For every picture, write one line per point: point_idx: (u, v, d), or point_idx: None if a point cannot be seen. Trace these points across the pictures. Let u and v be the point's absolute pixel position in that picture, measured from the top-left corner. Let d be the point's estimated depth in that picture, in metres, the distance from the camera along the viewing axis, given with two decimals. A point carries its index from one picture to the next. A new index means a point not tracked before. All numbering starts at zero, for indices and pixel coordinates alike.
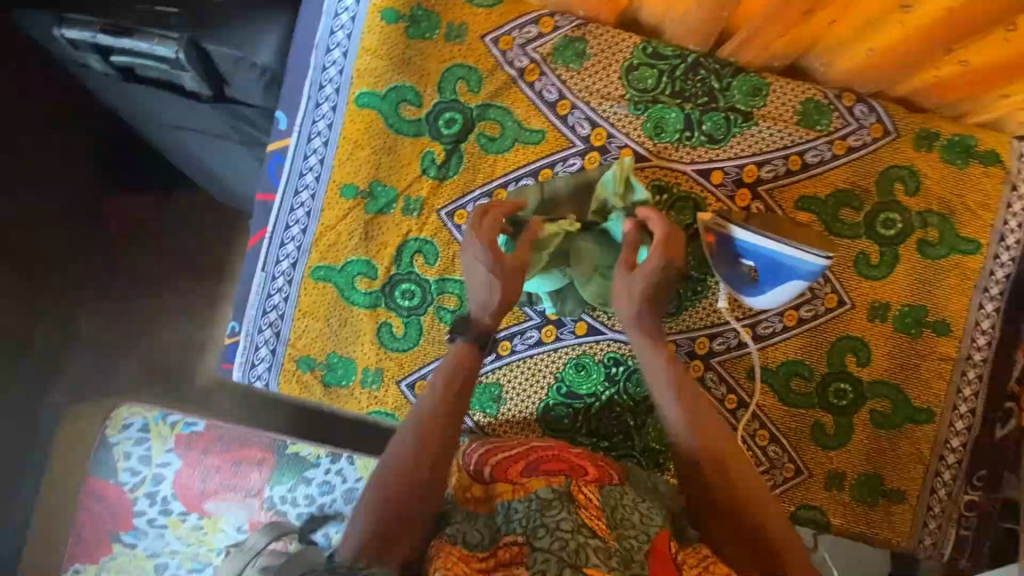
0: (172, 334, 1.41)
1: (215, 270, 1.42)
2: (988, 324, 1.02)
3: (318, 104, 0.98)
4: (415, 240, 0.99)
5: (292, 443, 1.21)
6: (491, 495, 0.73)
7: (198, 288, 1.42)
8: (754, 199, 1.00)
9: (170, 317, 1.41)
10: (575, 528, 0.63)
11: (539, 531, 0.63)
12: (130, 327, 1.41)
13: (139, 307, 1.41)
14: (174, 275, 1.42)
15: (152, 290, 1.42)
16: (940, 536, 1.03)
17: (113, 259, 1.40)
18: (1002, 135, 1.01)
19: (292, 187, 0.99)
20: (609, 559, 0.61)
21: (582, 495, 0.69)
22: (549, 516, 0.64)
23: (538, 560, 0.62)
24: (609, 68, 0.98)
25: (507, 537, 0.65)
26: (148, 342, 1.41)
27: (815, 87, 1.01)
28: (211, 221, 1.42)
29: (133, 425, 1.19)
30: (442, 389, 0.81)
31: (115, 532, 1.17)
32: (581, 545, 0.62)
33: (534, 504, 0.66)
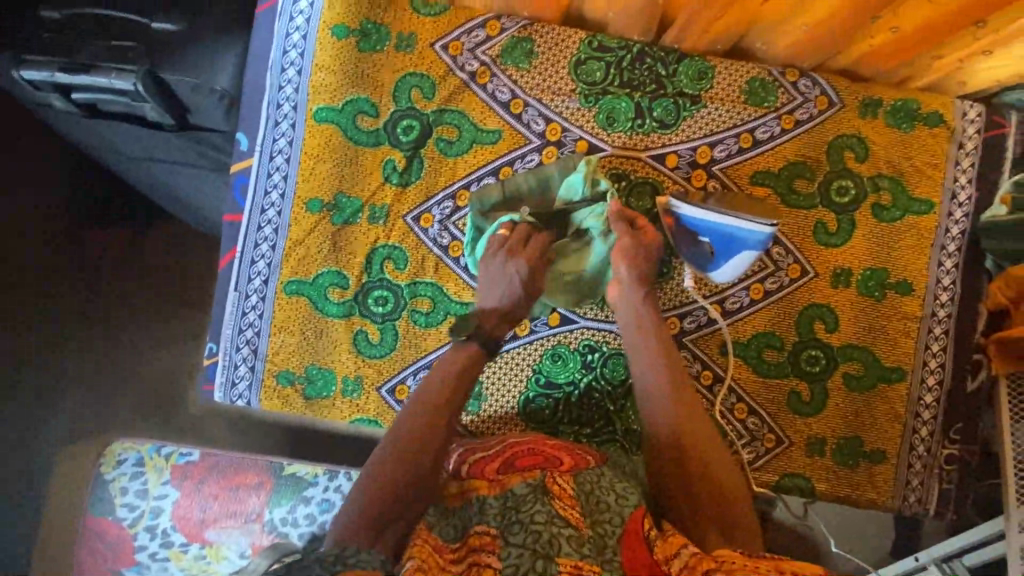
0: (159, 364, 1.42)
1: (195, 297, 1.43)
2: (949, 280, 1.05)
3: (277, 122, 1.00)
4: (384, 246, 1.01)
5: (289, 464, 1.22)
6: (464, 491, 0.75)
7: (180, 316, 1.43)
8: (710, 179, 1.03)
9: (154, 347, 1.42)
10: (548, 519, 0.65)
11: (513, 527, 0.65)
12: (116, 361, 1.41)
13: (122, 339, 1.42)
14: (154, 305, 1.42)
15: (134, 321, 1.42)
16: (923, 493, 1.05)
17: (91, 294, 1.41)
18: (943, 98, 1.05)
19: (257, 206, 1.00)
20: (581, 547, 0.63)
21: (556, 486, 0.70)
22: (524, 511, 0.67)
23: (512, 555, 0.63)
24: (557, 65, 1.01)
25: (480, 528, 0.68)
26: (135, 373, 1.41)
27: (758, 66, 1.04)
28: (187, 248, 1.43)
29: (127, 460, 1.20)
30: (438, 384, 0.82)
31: (117, 569, 1.16)
32: (554, 535, 0.63)
33: (510, 500, 0.69)
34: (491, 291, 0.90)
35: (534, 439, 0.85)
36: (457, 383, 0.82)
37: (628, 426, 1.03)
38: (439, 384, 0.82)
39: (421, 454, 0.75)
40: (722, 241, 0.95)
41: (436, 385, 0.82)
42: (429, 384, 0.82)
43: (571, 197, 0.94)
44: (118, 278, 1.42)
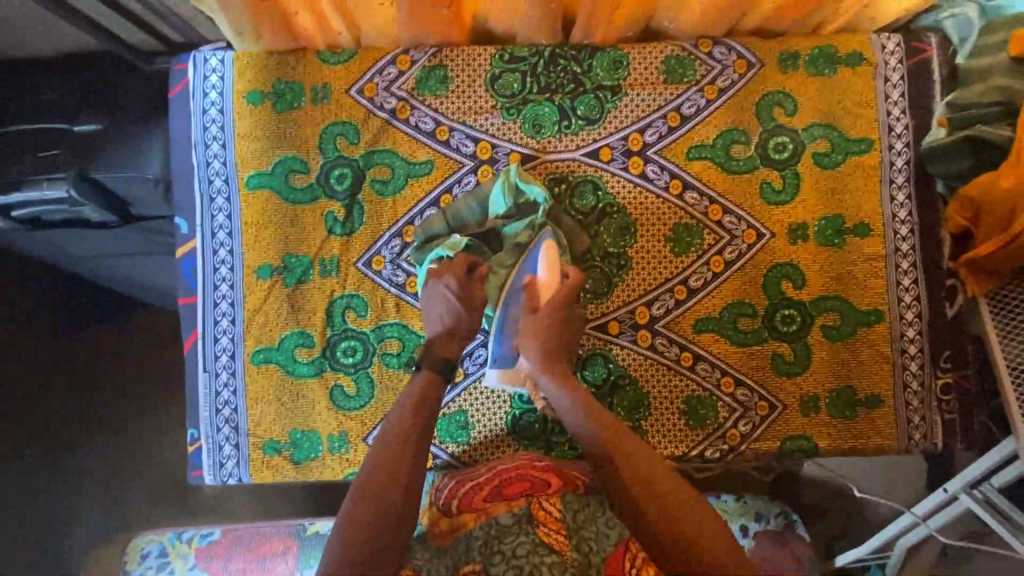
0: (160, 455, 1.42)
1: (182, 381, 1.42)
2: (906, 213, 1.04)
3: (211, 199, 1.00)
4: (342, 297, 1.01)
5: (311, 524, 1.22)
6: (455, 527, 0.80)
7: (171, 404, 1.42)
8: (648, 164, 1.03)
9: (154, 439, 1.42)
10: (532, 549, 0.70)
11: (495, 558, 0.70)
12: (119, 459, 1.41)
13: (120, 439, 1.41)
14: (145, 398, 1.42)
15: (128, 418, 1.42)
16: (927, 428, 1.04)
17: (83, 399, 1.41)
18: (859, 35, 1.05)
19: (209, 284, 1.00)
20: (564, 571, 0.68)
21: (541, 512, 0.76)
22: (507, 542, 0.72)
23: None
24: (473, 85, 1.01)
25: (466, 565, 0.71)
26: (138, 467, 1.41)
27: (671, 43, 1.04)
28: (164, 335, 1.43)
29: (150, 553, 1.20)
30: (410, 413, 0.82)
31: None
32: (537, 564, 0.68)
33: (494, 530, 0.74)
34: (429, 307, 0.91)
35: (522, 460, 0.90)
36: (417, 412, 0.82)
37: None
38: (403, 414, 0.82)
39: (388, 490, 0.74)
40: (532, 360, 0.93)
41: (398, 415, 0.82)
42: (398, 413, 0.82)
43: (500, 214, 0.99)
44: (104, 378, 1.42)
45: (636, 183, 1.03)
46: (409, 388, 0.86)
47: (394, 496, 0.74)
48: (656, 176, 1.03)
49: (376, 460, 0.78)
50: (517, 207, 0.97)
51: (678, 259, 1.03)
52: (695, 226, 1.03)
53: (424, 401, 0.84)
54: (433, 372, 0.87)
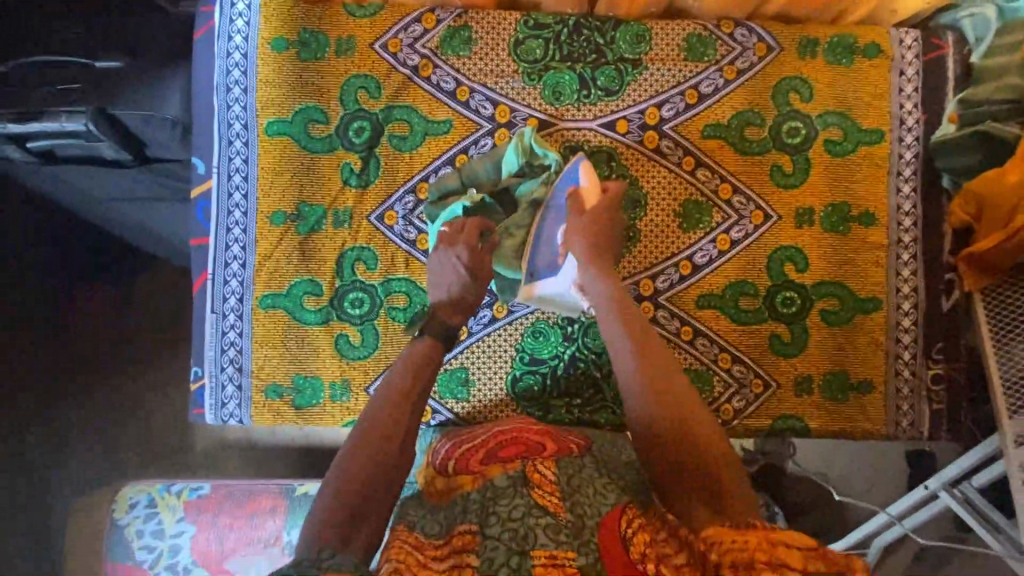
0: (156, 402, 1.42)
1: (184, 333, 1.43)
2: (910, 205, 1.07)
3: (230, 142, 1.01)
4: (352, 249, 1.02)
5: (300, 485, 1.24)
6: (451, 488, 0.77)
7: (170, 355, 1.42)
8: (663, 139, 1.04)
9: (151, 390, 1.42)
10: (525, 511, 0.65)
11: (490, 520, 0.65)
12: (114, 404, 1.41)
13: (116, 388, 1.41)
14: (144, 346, 1.42)
15: (126, 365, 1.42)
16: (915, 416, 1.07)
17: (82, 345, 1.41)
18: (878, 28, 1.07)
19: (222, 226, 1.01)
20: (557, 534, 0.63)
21: (536, 475, 0.71)
22: (501, 504, 0.67)
23: (488, 548, 0.63)
24: (497, 48, 1.02)
25: (462, 526, 0.67)
26: (132, 413, 1.41)
27: (694, 22, 1.05)
28: (168, 287, 1.43)
29: (139, 503, 1.21)
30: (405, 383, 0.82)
31: None
32: (530, 527, 0.63)
33: (489, 493, 0.70)
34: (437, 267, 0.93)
35: (517, 425, 0.87)
36: (414, 379, 0.83)
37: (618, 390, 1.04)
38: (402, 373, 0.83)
39: (384, 447, 0.75)
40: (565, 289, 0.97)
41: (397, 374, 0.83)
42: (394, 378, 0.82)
43: (513, 173, 0.98)
44: (102, 325, 1.41)
45: (650, 156, 1.04)
46: (409, 354, 0.86)
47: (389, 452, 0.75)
48: (670, 151, 1.04)
49: (371, 421, 0.77)
50: (533, 169, 0.98)
51: (686, 235, 1.05)
52: (704, 203, 1.05)
53: (424, 364, 0.85)
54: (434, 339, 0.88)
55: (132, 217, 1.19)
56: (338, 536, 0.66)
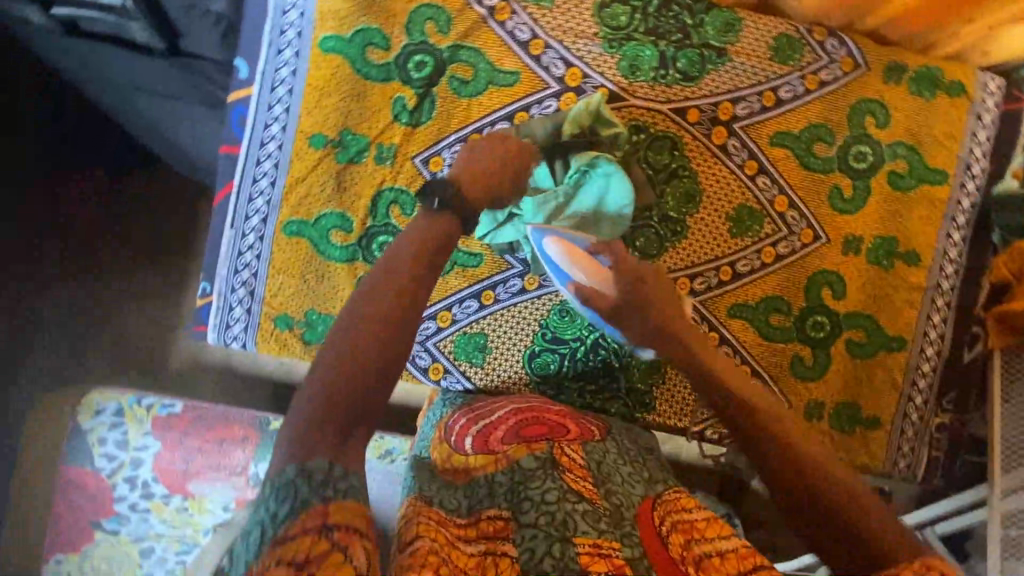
0: (136, 312, 1.31)
1: (176, 247, 1.33)
2: (956, 252, 1.05)
3: (280, 50, 0.93)
4: (390, 189, 0.97)
5: (275, 420, 1.20)
6: (469, 467, 0.74)
7: (159, 266, 1.32)
8: (730, 137, 1.00)
9: (130, 302, 1.31)
10: (560, 497, 0.63)
11: (524, 506, 0.63)
12: (94, 305, 1.31)
13: (94, 291, 1.31)
14: (133, 249, 1.32)
15: (112, 268, 1.31)
16: (913, 459, 1.08)
17: (64, 240, 1.29)
18: (967, 66, 1.03)
19: (257, 139, 0.94)
20: (597, 522, 0.61)
21: (565, 458, 0.70)
22: (534, 487, 0.65)
23: (527, 536, 0.60)
24: (581, 6, 0.96)
25: (491, 511, 0.66)
26: (110, 319, 1.31)
27: (787, 22, 1.00)
28: (169, 192, 1.32)
29: (106, 410, 1.15)
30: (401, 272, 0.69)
31: (96, 519, 1.11)
32: (568, 514, 0.61)
33: (518, 475, 0.67)
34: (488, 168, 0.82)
35: (537, 405, 0.85)
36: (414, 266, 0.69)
37: (633, 384, 1.03)
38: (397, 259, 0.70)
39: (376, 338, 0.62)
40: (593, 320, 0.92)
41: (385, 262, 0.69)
42: (392, 266, 0.69)
43: (574, 132, 0.93)
44: (92, 219, 1.30)
45: (714, 153, 1.00)
46: (408, 232, 0.74)
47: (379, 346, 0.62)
48: (735, 152, 1.01)
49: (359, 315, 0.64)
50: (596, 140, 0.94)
51: (733, 240, 1.02)
52: (758, 212, 1.02)
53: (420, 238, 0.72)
54: (454, 216, 0.76)
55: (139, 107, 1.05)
56: (329, 452, 0.55)
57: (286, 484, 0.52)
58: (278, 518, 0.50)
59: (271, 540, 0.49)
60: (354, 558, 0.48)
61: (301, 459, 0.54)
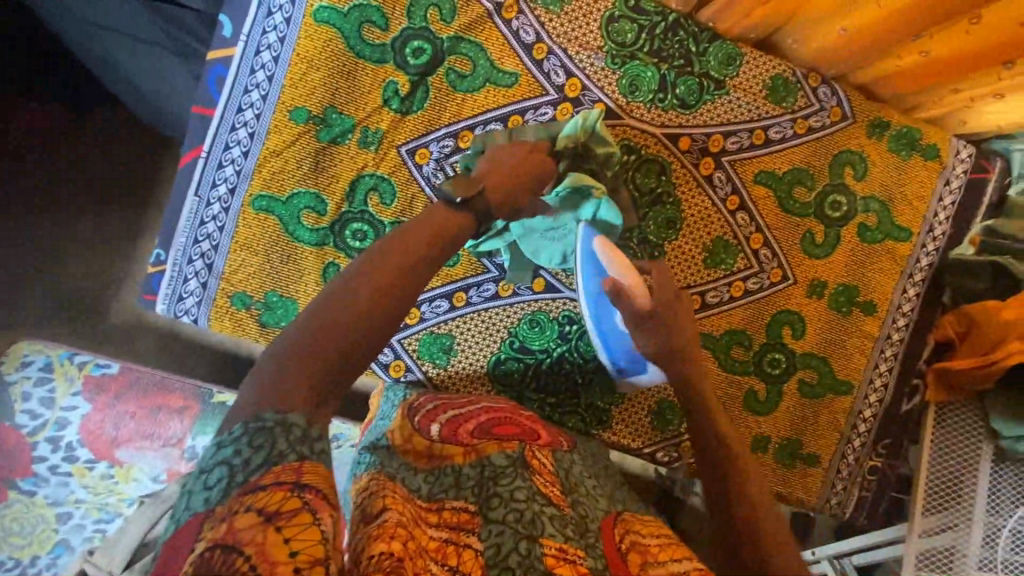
0: (71, 267, 1.19)
1: (122, 199, 1.21)
2: (909, 307, 1.11)
3: (269, 13, 0.87)
4: (371, 176, 0.93)
5: (219, 392, 1.13)
6: (434, 455, 0.72)
7: (101, 219, 1.20)
8: (717, 169, 1.01)
9: (61, 252, 1.19)
10: (529, 497, 0.62)
11: (493, 502, 0.61)
12: (22, 254, 1.18)
13: (22, 237, 1.18)
14: (73, 197, 1.20)
15: (48, 216, 1.19)
16: (844, 497, 1.13)
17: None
18: (943, 133, 1.08)
19: (234, 104, 0.88)
20: (564, 528, 0.59)
21: (535, 461, 0.70)
22: (503, 485, 0.63)
23: (493, 532, 0.58)
24: (589, 16, 0.94)
25: (457, 502, 0.63)
26: (37, 272, 1.18)
27: (785, 64, 1.02)
28: (121, 138, 1.21)
29: (33, 363, 1.08)
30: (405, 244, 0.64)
31: (10, 479, 1.02)
32: (537, 515, 0.59)
33: (488, 471, 0.66)
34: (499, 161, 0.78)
35: (507, 408, 0.84)
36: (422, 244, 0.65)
37: (593, 401, 1.03)
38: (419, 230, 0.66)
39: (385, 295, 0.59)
40: (633, 356, 0.94)
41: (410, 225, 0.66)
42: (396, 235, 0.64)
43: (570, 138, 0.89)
44: (35, 160, 1.19)
45: (700, 183, 1.01)
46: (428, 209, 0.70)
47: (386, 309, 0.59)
48: (720, 185, 1.02)
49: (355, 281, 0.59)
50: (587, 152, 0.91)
51: (707, 271, 1.04)
52: (733, 246, 1.04)
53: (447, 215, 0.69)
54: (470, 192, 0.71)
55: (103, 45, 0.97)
56: (307, 409, 0.50)
57: (263, 432, 0.46)
58: (251, 465, 0.44)
59: (240, 486, 0.43)
60: (323, 522, 0.42)
61: (280, 410, 0.48)
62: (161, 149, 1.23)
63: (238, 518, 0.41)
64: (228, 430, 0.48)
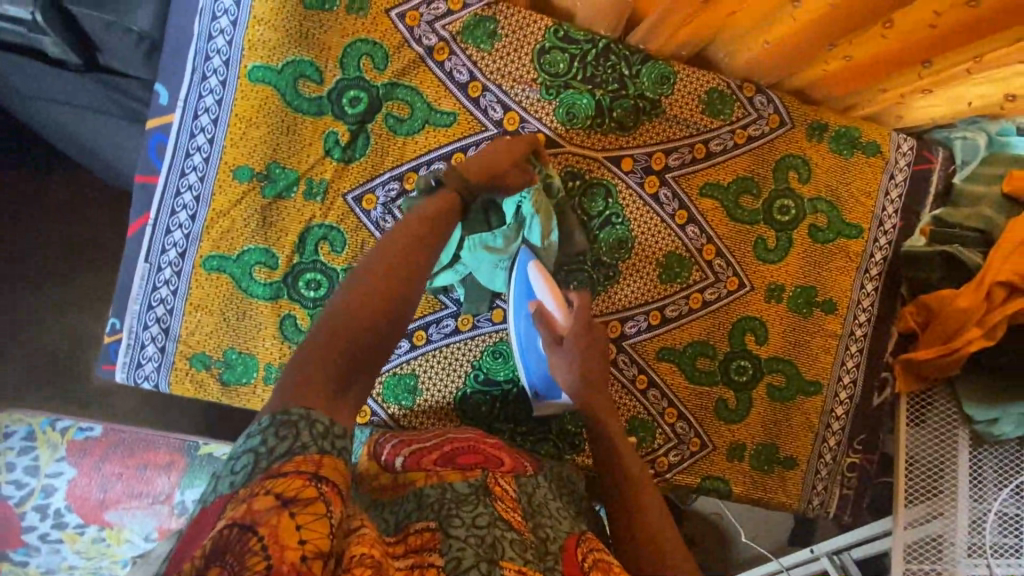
0: (44, 337, 1.19)
1: (83, 265, 1.21)
2: (868, 302, 1.12)
3: (204, 77, 0.89)
4: (320, 226, 0.94)
5: (205, 444, 1.12)
6: (400, 485, 0.72)
7: (66, 289, 1.20)
8: (663, 186, 1.03)
9: (28, 324, 1.19)
10: (491, 522, 0.61)
11: (453, 521, 0.60)
12: None
13: None
14: (36, 268, 1.20)
15: (13, 292, 1.19)
16: (826, 497, 1.13)
17: None
18: (884, 129, 1.09)
19: (177, 169, 0.90)
20: (524, 551, 0.59)
21: (498, 488, 0.70)
22: (465, 510, 0.62)
23: (454, 548, 0.57)
24: (520, 51, 0.96)
25: (419, 524, 0.61)
26: (8, 346, 1.18)
27: (720, 78, 1.03)
28: (78, 205, 1.21)
29: (16, 433, 1.06)
30: (407, 245, 0.70)
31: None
32: (497, 539, 0.59)
33: (450, 495, 0.64)
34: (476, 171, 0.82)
35: (472, 436, 0.84)
36: (421, 244, 0.71)
37: (562, 426, 1.03)
38: (418, 228, 0.73)
39: (391, 295, 0.65)
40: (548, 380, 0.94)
41: (409, 227, 0.72)
42: (396, 237, 0.71)
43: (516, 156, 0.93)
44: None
45: (646, 202, 1.03)
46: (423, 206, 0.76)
47: (392, 310, 0.64)
48: (666, 201, 1.03)
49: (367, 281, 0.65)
50: None
51: (662, 286, 1.05)
52: (687, 259, 1.05)
53: (435, 211, 0.75)
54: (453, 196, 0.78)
55: (52, 117, 1.00)
56: (313, 403, 0.53)
57: (289, 425, 0.50)
58: (274, 453, 0.48)
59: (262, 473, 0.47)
60: (333, 513, 0.44)
61: (305, 404, 0.53)
62: (116, 211, 1.22)
63: (256, 501, 0.44)
64: (257, 422, 0.53)
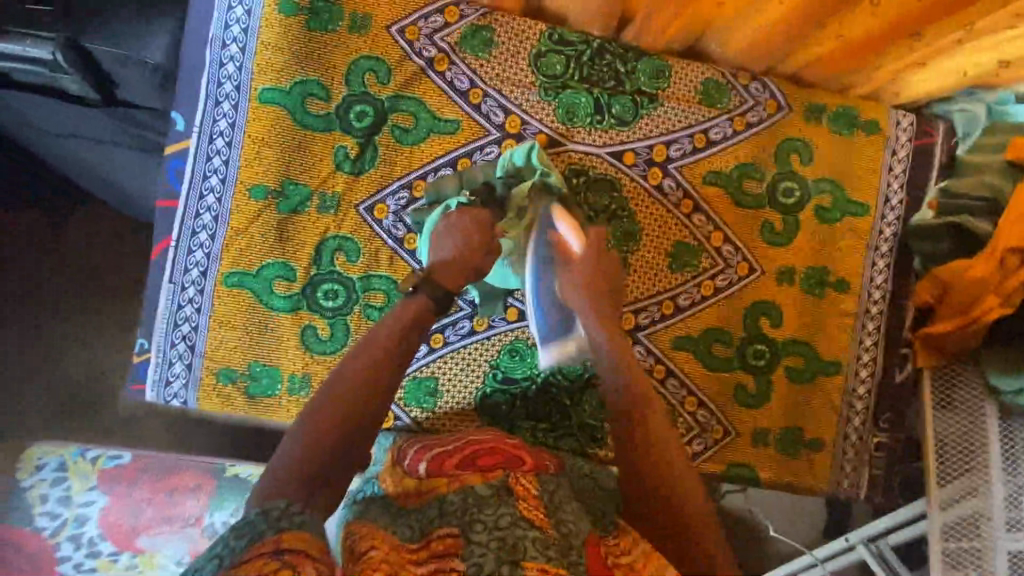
0: (76, 366, 1.23)
1: (109, 294, 1.25)
2: (882, 279, 1.11)
3: (217, 102, 0.93)
4: (334, 238, 0.97)
5: (231, 466, 1.14)
6: (424, 491, 0.73)
7: (93, 318, 1.24)
8: (666, 177, 1.05)
9: (60, 354, 1.23)
10: (512, 521, 0.61)
11: (475, 525, 0.61)
12: (30, 358, 1.22)
13: (24, 346, 1.23)
14: (64, 299, 1.24)
15: (45, 323, 1.24)
16: (855, 478, 1.11)
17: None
18: (881, 106, 1.11)
19: (195, 191, 0.94)
20: (547, 548, 0.59)
21: (521, 487, 0.68)
22: (487, 513, 0.62)
23: (474, 553, 0.58)
24: (518, 55, 0.99)
25: (443, 529, 0.63)
26: (43, 376, 1.22)
27: (713, 68, 1.06)
28: (102, 235, 1.26)
29: (48, 465, 1.09)
30: (384, 341, 0.76)
31: None
32: (519, 539, 0.59)
33: (471, 499, 0.65)
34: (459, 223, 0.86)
35: (492, 438, 0.84)
36: (400, 339, 0.76)
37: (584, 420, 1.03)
38: (397, 323, 0.78)
39: (370, 395, 0.71)
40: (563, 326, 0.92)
41: (383, 326, 0.77)
42: (376, 332, 0.76)
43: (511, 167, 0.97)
44: (28, 270, 1.24)
45: (651, 194, 1.04)
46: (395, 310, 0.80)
47: (367, 411, 0.70)
48: (670, 192, 1.05)
49: (350, 380, 0.71)
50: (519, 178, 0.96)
51: (672, 275, 1.06)
52: (695, 247, 1.06)
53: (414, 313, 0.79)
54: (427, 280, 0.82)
55: (71, 153, 1.03)
56: (304, 491, 0.61)
57: (244, 524, 0.54)
58: (237, 548, 0.51)
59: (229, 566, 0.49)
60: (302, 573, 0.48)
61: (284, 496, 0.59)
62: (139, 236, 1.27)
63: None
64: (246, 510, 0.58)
